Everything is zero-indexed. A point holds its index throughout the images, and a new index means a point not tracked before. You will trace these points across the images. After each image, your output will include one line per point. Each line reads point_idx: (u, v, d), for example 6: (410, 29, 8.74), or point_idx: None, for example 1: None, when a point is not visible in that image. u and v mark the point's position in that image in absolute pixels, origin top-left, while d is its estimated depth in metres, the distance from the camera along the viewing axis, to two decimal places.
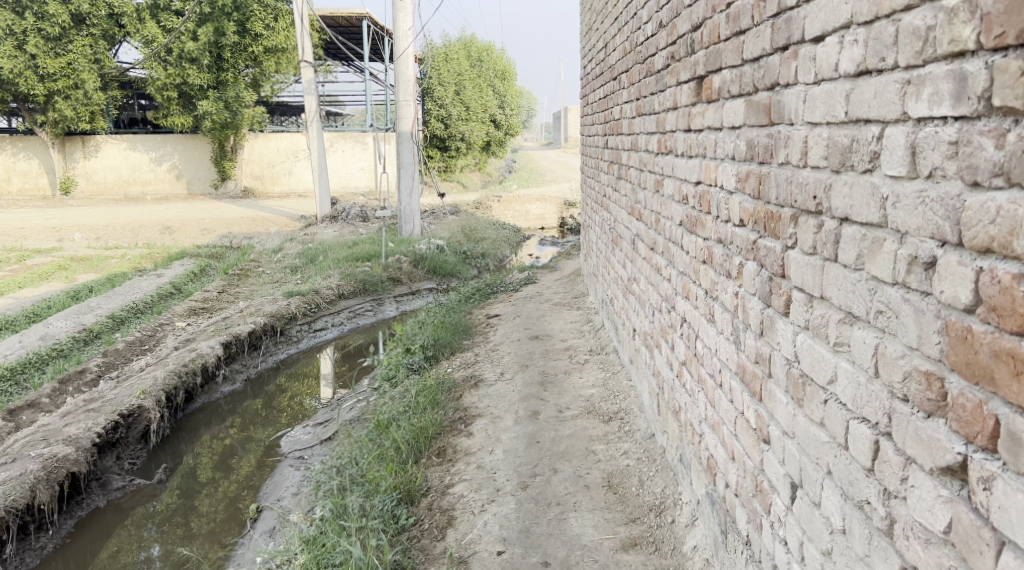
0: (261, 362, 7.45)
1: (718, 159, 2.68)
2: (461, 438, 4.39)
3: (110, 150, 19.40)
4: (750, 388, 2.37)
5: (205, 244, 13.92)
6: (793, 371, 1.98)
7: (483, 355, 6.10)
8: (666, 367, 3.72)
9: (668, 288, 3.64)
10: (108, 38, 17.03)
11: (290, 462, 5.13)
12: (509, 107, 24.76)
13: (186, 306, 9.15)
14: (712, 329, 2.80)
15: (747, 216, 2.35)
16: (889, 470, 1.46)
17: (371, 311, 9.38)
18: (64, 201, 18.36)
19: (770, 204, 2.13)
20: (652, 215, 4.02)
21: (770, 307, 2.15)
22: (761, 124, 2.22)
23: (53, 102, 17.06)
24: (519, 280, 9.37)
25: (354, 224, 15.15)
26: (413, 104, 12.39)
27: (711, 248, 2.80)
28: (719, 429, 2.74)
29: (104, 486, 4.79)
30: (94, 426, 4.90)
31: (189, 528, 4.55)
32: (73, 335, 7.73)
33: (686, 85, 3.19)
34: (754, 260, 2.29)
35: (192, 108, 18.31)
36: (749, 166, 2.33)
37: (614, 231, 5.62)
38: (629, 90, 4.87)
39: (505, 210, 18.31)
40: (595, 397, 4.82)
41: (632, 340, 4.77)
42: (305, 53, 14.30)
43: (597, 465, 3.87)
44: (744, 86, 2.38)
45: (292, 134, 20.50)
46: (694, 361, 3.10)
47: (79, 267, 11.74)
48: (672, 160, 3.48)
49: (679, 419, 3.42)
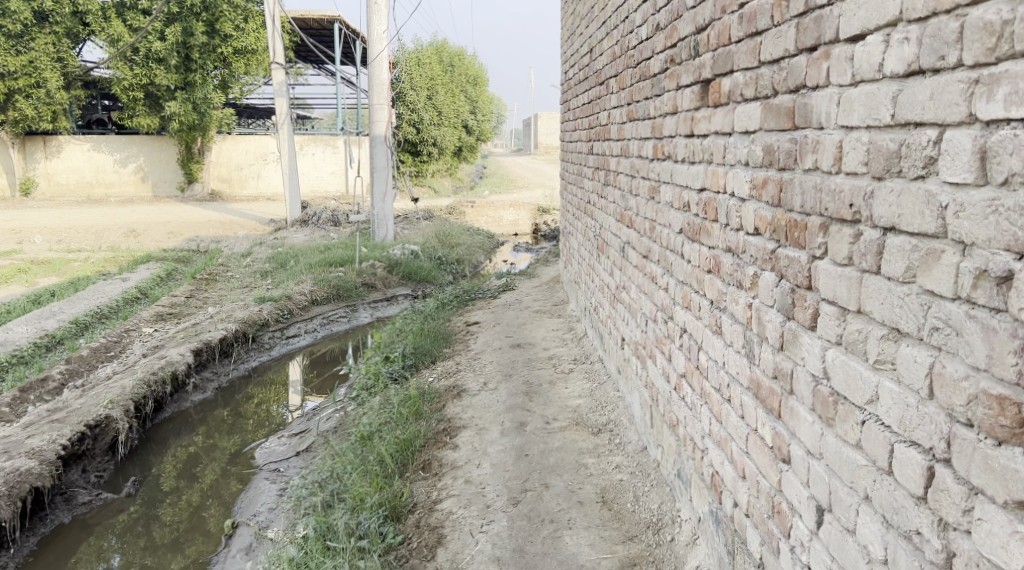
0: (232, 371, 7.19)
1: (727, 165, 2.59)
2: (446, 451, 4.23)
3: (73, 150, 18.87)
4: (765, 405, 2.26)
5: (172, 247, 13.54)
6: (819, 388, 1.88)
7: (465, 364, 5.96)
8: (661, 379, 3.61)
9: (664, 297, 3.54)
10: (72, 36, 16.57)
11: (265, 476, 4.92)
12: (481, 113, 24.68)
13: (153, 311, 8.84)
14: (719, 341, 2.69)
15: (764, 225, 2.25)
16: (948, 500, 1.37)
17: (345, 317, 9.17)
18: (23, 202, 17.79)
19: (793, 212, 2.04)
20: (646, 222, 3.92)
21: (792, 320, 2.05)
22: (781, 129, 2.13)
23: (13, 100, 16.49)
24: (497, 287, 9.23)
25: (326, 229, 14.90)
26: (388, 108, 12.17)
27: (717, 257, 2.70)
28: (727, 446, 2.63)
29: (69, 501, 4.52)
30: (58, 438, 4.64)
31: (153, 538, 4.41)
32: (35, 341, 7.40)
33: (688, 89, 3.10)
34: (772, 270, 2.19)
35: (159, 109, 17.88)
36: (766, 173, 2.24)
37: (601, 238, 5.52)
38: (618, 95, 4.77)
39: (478, 216, 18.17)
40: (583, 408, 4.70)
41: (620, 350, 4.66)
42: (277, 54, 13.98)
43: (589, 479, 3.73)
44: (760, 89, 2.29)
45: (261, 137, 20.14)
46: (696, 374, 2.99)
47: (40, 270, 11.33)
48: (671, 166, 3.38)
49: (677, 433, 3.31)
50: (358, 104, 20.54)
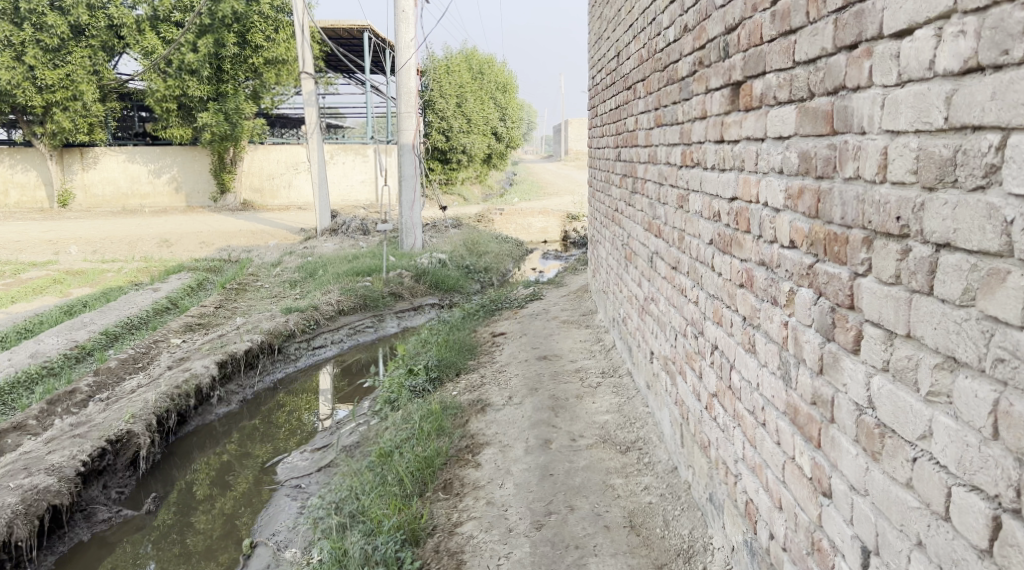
0: (257, 382, 7.16)
1: (760, 173, 2.43)
2: (468, 470, 4.10)
3: (109, 162, 19.23)
4: (804, 432, 2.09)
5: (203, 257, 13.66)
6: (863, 419, 1.71)
7: (490, 377, 5.83)
8: (691, 397, 3.44)
9: (694, 311, 3.37)
10: (107, 50, 16.87)
11: (286, 492, 4.84)
12: (511, 119, 24.56)
13: (182, 321, 8.88)
14: (752, 360, 2.53)
15: (800, 238, 2.09)
16: (1018, 558, 1.22)
17: (371, 327, 9.11)
18: (61, 214, 18.16)
19: (833, 225, 1.88)
20: (675, 231, 3.76)
21: (832, 342, 1.89)
22: (818, 134, 1.97)
23: (51, 113, 16.84)
24: (524, 296, 9.09)
25: (355, 238, 14.91)
26: (415, 116, 12.15)
27: (750, 271, 2.54)
28: (762, 473, 2.46)
29: (89, 518, 4.49)
30: (79, 453, 4.61)
31: (185, 546, 4.45)
32: (64, 352, 7.45)
33: (718, 92, 2.94)
34: (809, 286, 2.03)
35: (192, 120, 18.10)
36: (802, 181, 2.08)
37: (628, 247, 5.35)
38: (645, 100, 4.62)
39: (507, 224, 18.04)
40: (610, 424, 4.53)
41: (649, 365, 4.50)
42: (306, 65, 14.05)
43: (616, 501, 3.57)
44: (795, 92, 2.13)
45: (292, 147, 20.28)
46: (729, 394, 2.82)
47: (74, 280, 11.48)
48: (700, 173, 3.22)
49: (709, 456, 3.14)
50: (387, 113, 20.62)
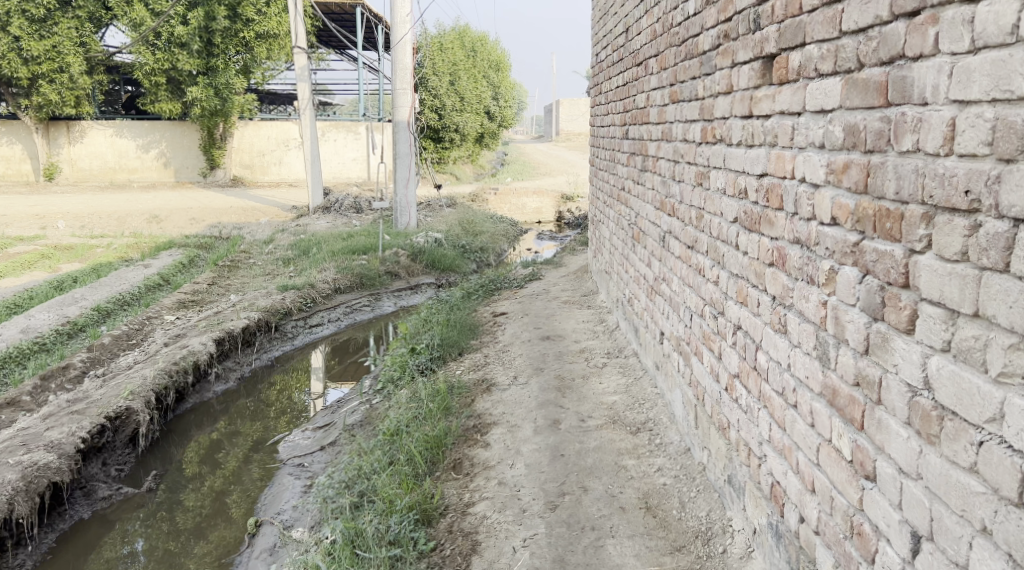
0: (254, 360, 7.06)
1: (797, 148, 2.36)
2: (478, 450, 4.05)
3: (96, 136, 18.91)
4: (844, 415, 2.04)
5: (194, 233, 13.47)
6: (916, 401, 1.66)
7: (493, 357, 5.76)
8: (709, 378, 3.39)
9: (713, 291, 3.31)
10: (94, 21, 16.52)
11: (288, 471, 4.78)
12: (503, 98, 24.37)
13: (175, 298, 8.75)
14: (784, 341, 2.48)
15: (844, 214, 2.03)
16: None
17: (368, 306, 9.02)
18: (48, 187, 17.86)
19: (885, 200, 1.81)
20: (692, 210, 3.68)
21: (882, 322, 1.83)
22: (868, 106, 1.89)
23: (37, 86, 16.51)
24: (523, 276, 9.00)
25: (348, 216, 14.74)
26: (411, 93, 11.99)
27: (783, 250, 2.47)
28: (792, 455, 2.41)
29: (89, 496, 4.42)
30: (78, 430, 4.52)
31: (176, 522, 4.41)
32: (56, 328, 7.32)
33: (747, 66, 2.85)
34: (854, 265, 1.97)
35: (181, 94, 17.80)
36: (848, 156, 2.01)
37: (636, 227, 5.28)
38: (659, 76, 4.52)
39: (501, 204, 17.93)
40: (619, 405, 4.48)
41: (659, 345, 4.45)
42: (299, 39, 13.79)
43: (630, 482, 3.53)
44: (841, 63, 2.05)
45: (283, 123, 19.99)
46: (753, 375, 2.77)
47: (63, 256, 11.30)
48: (724, 149, 3.14)
49: (728, 437, 3.10)
50: (380, 90, 20.37)
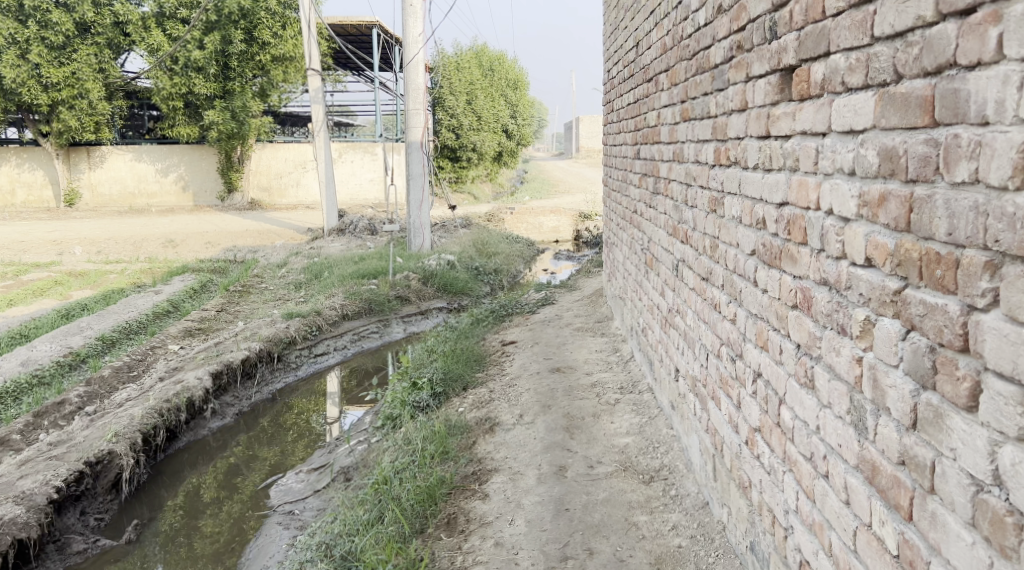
0: (255, 393, 6.78)
1: (822, 174, 2.03)
2: (475, 503, 3.73)
3: (116, 161, 18.99)
4: (886, 498, 1.68)
5: (208, 258, 13.34)
6: (983, 499, 1.33)
7: (499, 393, 5.42)
8: (727, 428, 3.04)
9: (730, 331, 2.96)
10: (113, 47, 16.57)
11: (278, 520, 4.50)
12: (521, 117, 24.18)
13: (181, 326, 8.54)
14: (811, 399, 2.12)
15: (882, 256, 1.68)
16: None
17: (376, 333, 8.72)
18: (68, 213, 17.95)
19: (933, 242, 1.47)
20: (707, 238, 3.34)
21: (932, 392, 1.48)
22: (909, 126, 1.55)
23: (57, 111, 16.53)
24: (536, 301, 8.67)
25: (362, 238, 14.54)
26: (423, 113, 11.76)
27: (807, 291, 2.13)
28: (824, 534, 2.06)
29: (62, 551, 4.16)
30: (52, 478, 4.31)
31: (190, 551, 4.42)
32: (57, 359, 7.10)
33: (763, 80, 2.52)
34: (895, 317, 1.62)
35: (199, 118, 17.83)
36: (884, 186, 1.67)
37: (650, 253, 4.93)
38: (670, 92, 4.19)
39: (518, 223, 17.65)
40: (631, 448, 4.12)
41: (674, 383, 4.09)
42: (312, 61, 13.66)
43: (641, 544, 3.19)
44: (873, 75, 1.71)
45: (299, 145, 19.93)
46: (777, 434, 2.42)
47: (76, 282, 11.18)
48: (739, 173, 2.80)
49: (750, 498, 2.75)
50: (396, 110, 20.25)
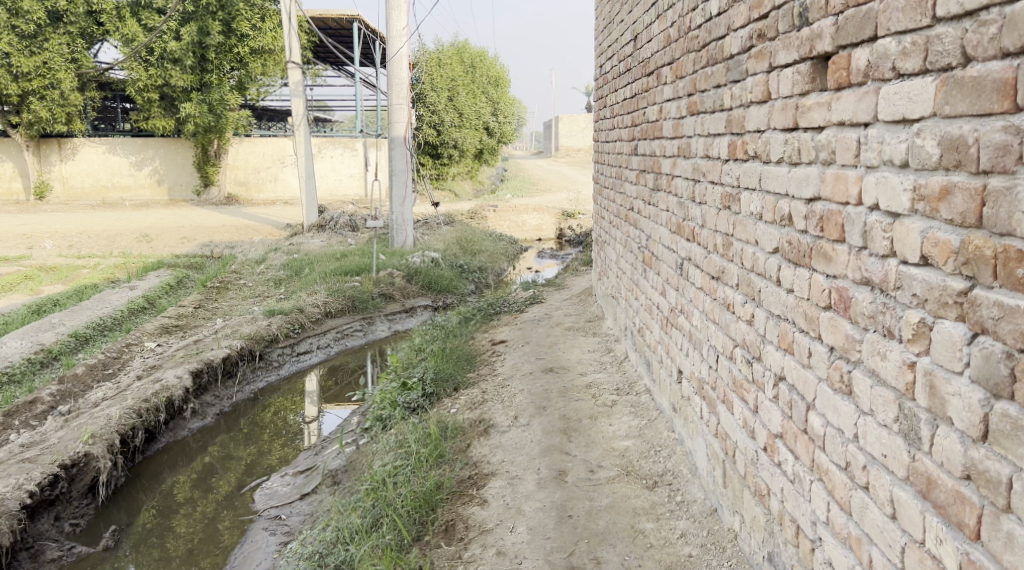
0: (236, 392, 6.55)
1: (864, 167, 1.91)
2: (474, 509, 3.58)
3: (88, 153, 18.54)
4: (945, 514, 1.57)
5: (184, 253, 13.02)
6: None
7: (492, 393, 5.26)
8: (741, 433, 2.92)
9: (746, 332, 2.84)
10: (87, 37, 16.16)
11: (264, 525, 4.33)
12: (503, 115, 24.02)
13: (157, 323, 8.27)
14: (848, 406, 2.01)
15: (943, 254, 1.56)
16: None
17: (360, 331, 8.53)
18: (38, 206, 17.47)
19: (1014, 239, 1.36)
20: (719, 236, 3.22)
21: (1010, 402, 1.37)
22: (982, 112, 1.44)
23: (27, 102, 16.08)
24: (524, 299, 8.53)
25: (343, 234, 14.30)
26: (407, 109, 11.55)
27: (844, 291, 2.01)
28: (862, 548, 1.95)
29: (35, 559, 3.94)
30: (25, 483, 4.09)
31: (165, 550, 4.28)
32: (28, 356, 6.82)
33: (790, 69, 2.40)
34: (959, 320, 1.51)
35: (175, 111, 17.43)
36: (946, 178, 1.56)
37: (648, 251, 4.80)
38: (675, 86, 4.07)
39: (501, 221, 17.48)
40: (632, 452, 3.99)
41: (676, 385, 3.97)
42: (293, 54, 13.39)
43: (649, 553, 3.07)
44: (933, 59, 1.59)
45: (278, 139, 19.60)
46: (804, 441, 2.31)
47: (47, 277, 10.83)
48: (759, 168, 2.69)
49: (769, 507, 2.64)
50: (377, 105, 19.99)
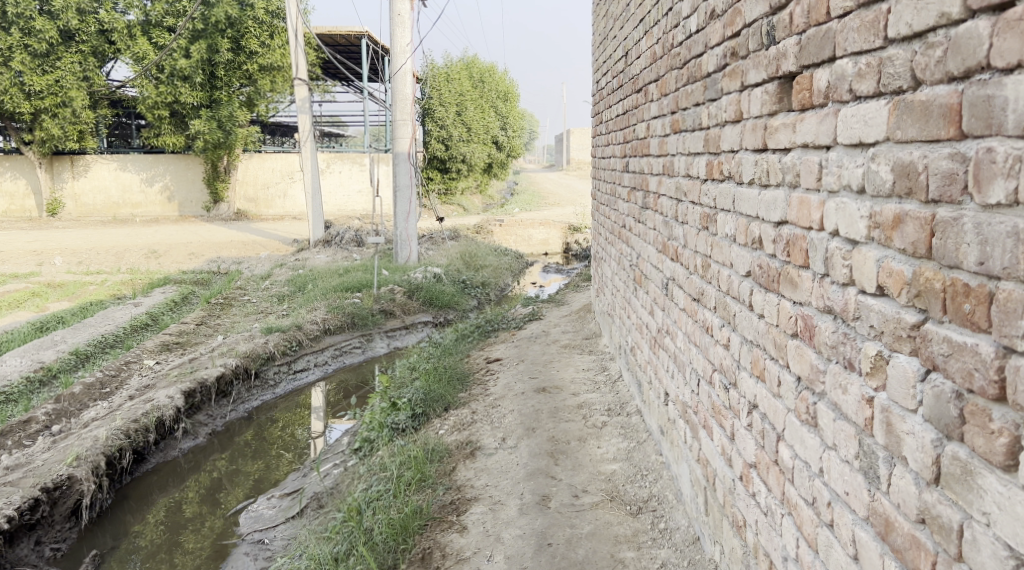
0: (230, 412, 6.51)
1: (825, 191, 1.85)
2: (452, 536, 3.51)
3: (100, 170, 18.70)
4: (903, 559, 1.49)
5: (191, 269, 13.07)
6: None
7: (482, 414, 5.20)
8: (719, 460, 2.83)
9: (723, 357, 2.76)
10: (98, 56, 16.33)
11: (247, 550, 4.28)
12: (512, 129, 24.06)
13: (157, 340, 8.26)
14: (814, 439, 1.93)
15: (898, 284, 1.49)
16: None
17: (359, 348, 8.48)
18: (50, 223, 17.62)
19: (961, 272, 1.29)
20: (699, 256, 3.14)
21: (959, 444, 1.30)
22: (930, 137, 1.38)
23: (40, 120, 16.26)
24: (523, 316, 8.45)
25: (348, 250, 14.31)
26: (411, 124, 11.56)
27: (809, 319, 1.94)
28: None
29: None
30: (6, 506, 4.06)
31: (171, 564, 4.34)
32: (26, 375, 6.82)
33: (759, 88, 2.34)
34: (913, 355, 1.43)
35: (185, 128, 17.54)
36: (900, 204, 1.49)
37: (638, 270, 4.73)
38: (660, 103, 4.01)
39: (507, 235, 17.43)
40: (618, 476, 3.91)
41: (663, 408, 3.88)
42: (299, 71, 13.45)
43: None
44: (885, 81, 1.53)
45: (287, 155, 19.70)
46: (775, 472, 2.22)
47: (53, 293, 10.88)
48: (733, 189, 2.62)
49: (745, 539, 2.55)
50: (385, 121, 20.07)
